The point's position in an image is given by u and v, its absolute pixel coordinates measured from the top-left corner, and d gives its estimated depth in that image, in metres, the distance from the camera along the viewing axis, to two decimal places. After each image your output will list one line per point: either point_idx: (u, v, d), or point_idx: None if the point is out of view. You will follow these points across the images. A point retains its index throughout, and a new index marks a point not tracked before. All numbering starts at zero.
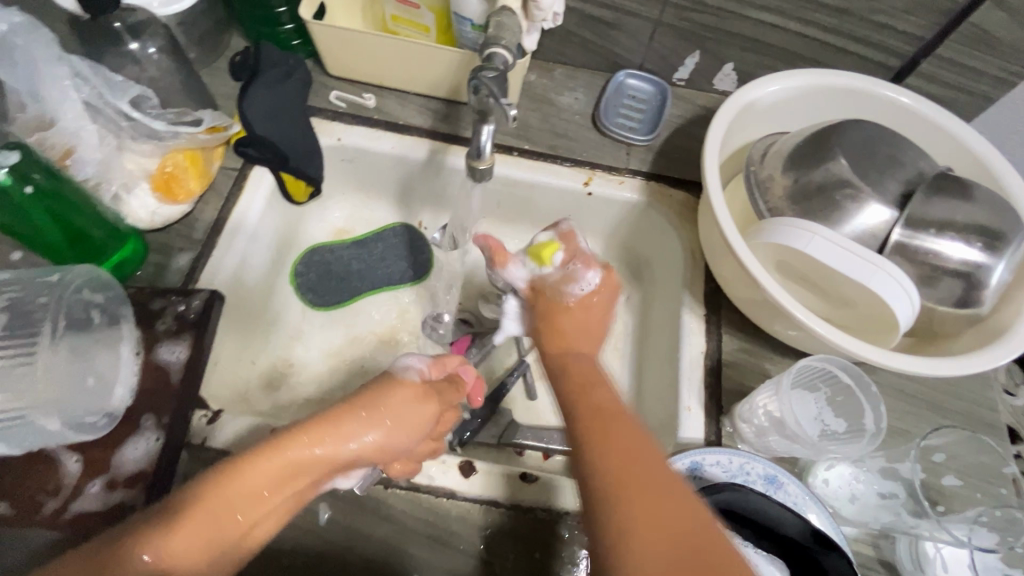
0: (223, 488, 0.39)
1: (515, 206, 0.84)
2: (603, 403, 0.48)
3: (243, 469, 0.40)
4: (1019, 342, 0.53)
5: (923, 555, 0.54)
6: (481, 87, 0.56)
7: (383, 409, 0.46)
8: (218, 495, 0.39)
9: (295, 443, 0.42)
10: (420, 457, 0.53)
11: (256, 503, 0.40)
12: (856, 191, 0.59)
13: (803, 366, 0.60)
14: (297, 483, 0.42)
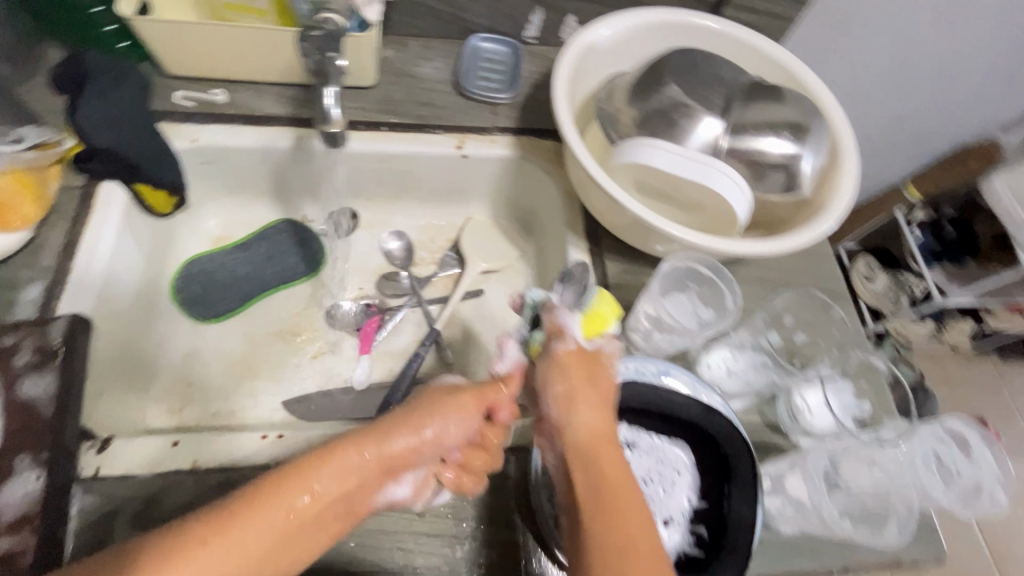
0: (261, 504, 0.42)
1: (395, 182, 0.83)
2: (613, 470, 0.46)
3: (277, 489, 0.43)
4: (836, 213, 0.61)
5: (796, 409, 0.58)
6: (310, 48, 0.54)
7: (423, 421, 0.50)
8: (253, 514, 0.41)
9: (350, 464, 0.46)
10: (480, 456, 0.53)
11: (294, 520, 0.42)
12: (689, 109, 0.64)
13: (669, 269, 0.62)
14: (331, 495, 0.44)
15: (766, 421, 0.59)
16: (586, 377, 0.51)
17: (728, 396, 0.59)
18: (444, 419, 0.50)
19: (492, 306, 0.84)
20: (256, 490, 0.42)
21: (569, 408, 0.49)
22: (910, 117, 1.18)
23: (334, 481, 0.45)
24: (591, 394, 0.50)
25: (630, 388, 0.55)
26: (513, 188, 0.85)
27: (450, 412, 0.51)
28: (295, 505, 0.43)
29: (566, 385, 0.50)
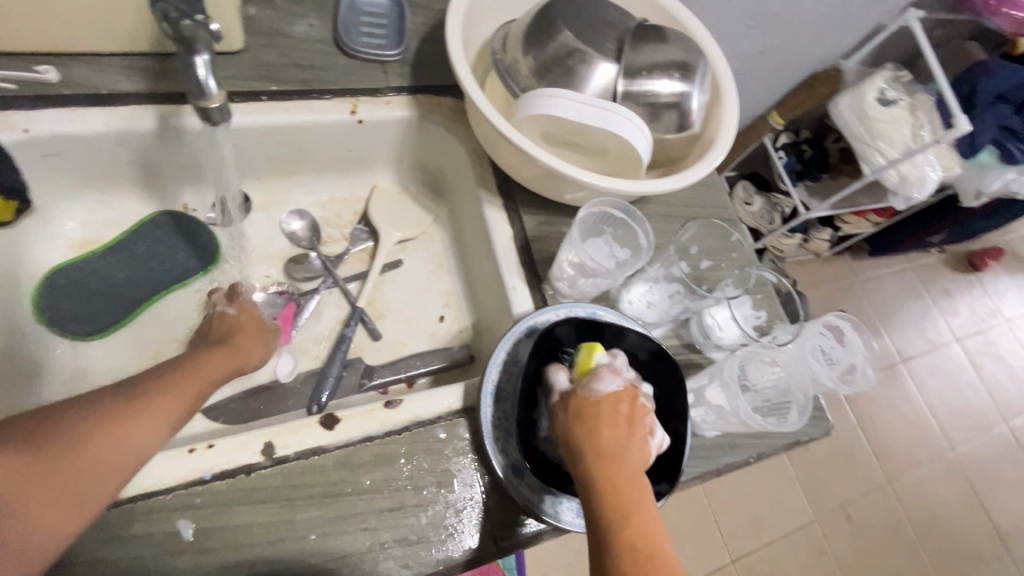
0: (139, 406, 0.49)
1: (286, 157, 0.76)
2: (618, 474, 0.46)
3: (142, 395, 0.50)
4: (724, 146, 0.67)
5: (707, 327, 0.65)
6: (168, 9, 0.45)
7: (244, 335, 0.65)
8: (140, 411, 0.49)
9: (196, 375, 0.56)
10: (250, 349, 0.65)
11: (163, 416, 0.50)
12: (584, 55, 0.65)
13: (584, 216, 0.64)
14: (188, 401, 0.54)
15: (683, 341, 0.66)
16: (573, 413, 0.50)
17: (649, 326, 0.65)
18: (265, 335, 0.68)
19: (412, 275, 0.83)
20: (129, 394, 0.50)
21: (578, 455, 0.48)
22: (771, 50, 1.29)
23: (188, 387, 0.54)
24: (601, 411, 0.50)
25: (564, 328, 0.57)
26: (416, 151, 0.82)
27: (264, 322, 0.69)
28: (166, 409, 0.50)
29: (573, 408, 0.51)
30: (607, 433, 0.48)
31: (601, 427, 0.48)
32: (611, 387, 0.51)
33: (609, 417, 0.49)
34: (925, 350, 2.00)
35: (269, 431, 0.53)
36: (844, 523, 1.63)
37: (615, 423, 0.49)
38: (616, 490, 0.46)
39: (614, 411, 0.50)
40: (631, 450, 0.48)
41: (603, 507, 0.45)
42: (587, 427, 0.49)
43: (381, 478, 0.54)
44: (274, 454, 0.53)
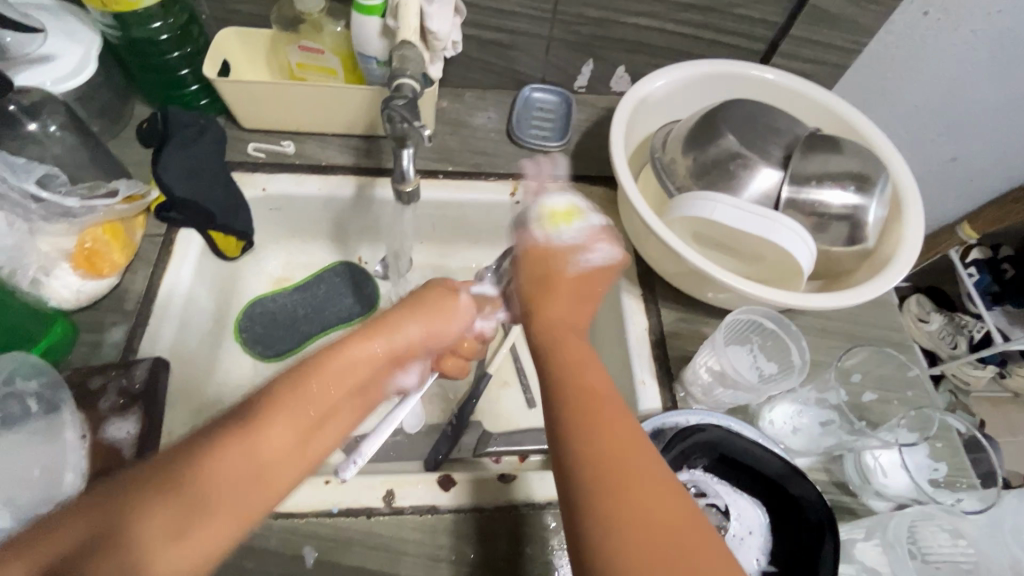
0: (224, 448, 0.38)
1: (448, 226, 0.85)
2: (617, 435, 0.40)
3: (340, 351, 0.47)
4: (904, 266, 0.60)
5: (866, 467, 0.57)
6: (393, 115, 0.54)
7: (398, 320, 0.52)
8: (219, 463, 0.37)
9: (374, 359, 0.49)
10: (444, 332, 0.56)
11: (250, 462, 0.38)
12: (746, 160, 0.65)
13: (730, 322, 0.61)
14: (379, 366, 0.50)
15: (834, 479, 0.58)
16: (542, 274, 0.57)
17: (794, 454, 0.58)
18: (428, 324, 0.54)
19: None
20: (302, 375, 0.44)
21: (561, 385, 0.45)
22: (965, 158, 1.15)
23: (300, 411, 0.42)
24: (574, 286, 0.56)
25: (719, 434, 0.55)
26: None
27: (451, 310, 0.57)
28: (332, 376, 0.45)
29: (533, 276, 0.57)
30: (579, 361, 0.47)
31: (581, 356, 0.47)
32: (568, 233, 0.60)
33: (577, 289, 0.56)
34: None
35: (393, 479, 0.57)
36: None
37: (572, 291, 0.55)
38: (585, 415, 0.42)
39: (587, 284, 0.56)
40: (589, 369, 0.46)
41: (592, 461, 0.39)
42: (569, 321, 0.52)
43: (482, 554, 0.55)
44: (393, 503, 0.56)
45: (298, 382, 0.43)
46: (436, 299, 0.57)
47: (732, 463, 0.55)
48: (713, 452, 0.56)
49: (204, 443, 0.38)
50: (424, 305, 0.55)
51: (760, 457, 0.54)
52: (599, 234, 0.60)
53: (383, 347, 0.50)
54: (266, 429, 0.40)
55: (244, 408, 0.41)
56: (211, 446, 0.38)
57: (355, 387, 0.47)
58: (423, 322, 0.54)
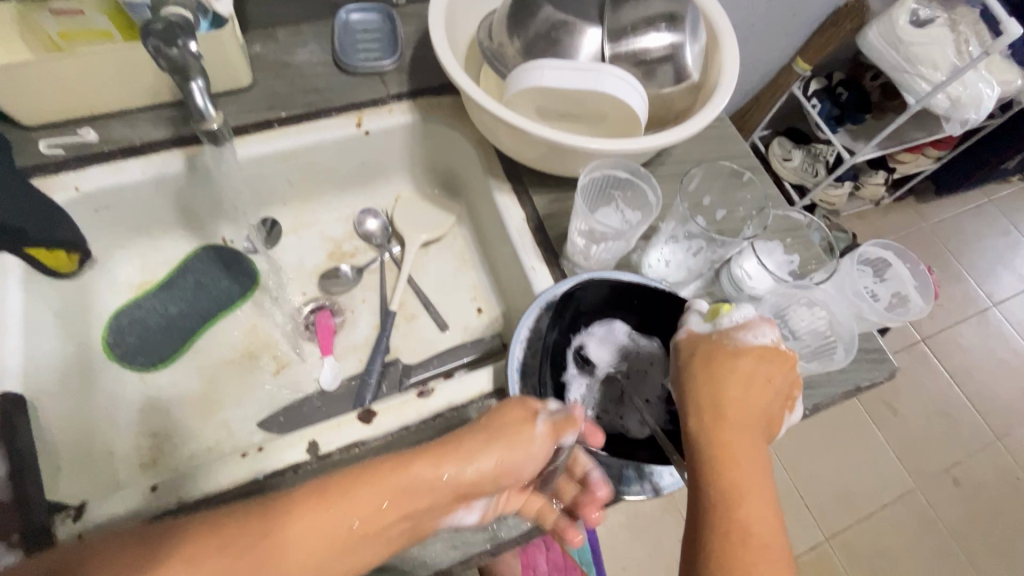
0: (275, 537, 0.39)
1: (305, 176, 0.80)
2: (759, 532, 0.44)
3: (379, 490, 0.43)
4: (727, 89, 0.64)
5: (737, 278, 0.62)
6: (158, 45, 0.51)
7: (468, 442, 0.48)
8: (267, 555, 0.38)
9: (404, 504, 0.44)
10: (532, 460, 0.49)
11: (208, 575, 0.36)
12: (567, 25, 0.65)
13: (586, 183, 0.63)
14: (402, 530, 0.45)
15: (715, 297, 0.64)
16: (706, 360, 0.49)
17: (675, 285, 0.63)
18: (503, 457, 0.48)
19: (438, 274, 0.85)
20: (321, 500, 0.42)
21: (707, 463, 0.46)
22: None
23: (276, 552, 0.39)
24: (719, 366, 0.49)
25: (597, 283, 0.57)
26: (426, 153, 0.84)
27: (531, 445, 0.49)
28: (340, 517, 0.42)
29: (699, 384, 0.49)
30: (736, 439, 0.47)
31: (745, 452, 0.47)
32: (738, 317, 0.51)
33: (748, 420, 0.48)
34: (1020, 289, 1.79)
35: (313, 430, 0.57)
36: (952, 488, 1.51)
37: (755, 384, 0.49)
38: (750, 484, 0.46)
39: (744, 368, 0.49)
40: (750, 448, 0.47)
41: (733, 533, 0.44)
42: (729, 403, 0.48)
43: None
44: (319, 451, 0.56)
45: (313, 514, 0.41)
46: (529, 433, 0.49)
47: (621, 306, 0.60)
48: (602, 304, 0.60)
49: (257, 528, 0.39)
50: (509, 433, 0.49)
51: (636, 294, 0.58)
52: (761, 318, 0.51)
53: (429, 487, 0.45)
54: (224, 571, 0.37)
55: (240, 522, 0.39)
56: (263, 535, 0.39)
57: (354, 536, 0.42)
58: (499, 453, 0.48)
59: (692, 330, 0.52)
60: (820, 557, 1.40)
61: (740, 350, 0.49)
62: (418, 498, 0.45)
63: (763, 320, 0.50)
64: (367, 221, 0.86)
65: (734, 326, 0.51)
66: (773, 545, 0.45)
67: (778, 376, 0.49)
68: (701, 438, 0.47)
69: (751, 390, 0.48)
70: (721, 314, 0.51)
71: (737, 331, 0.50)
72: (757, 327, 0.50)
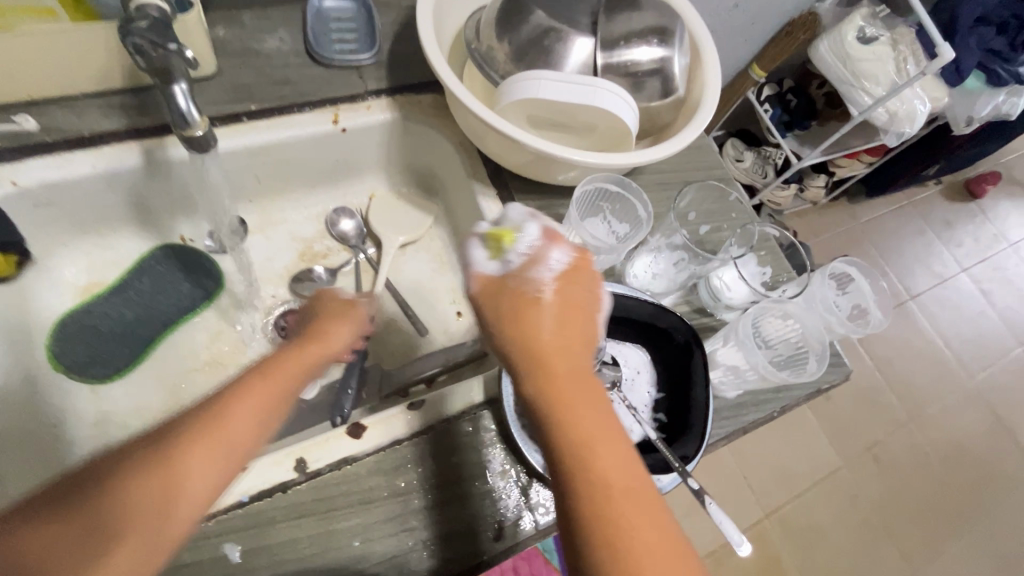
0: (180, 452, 0.39)
1: (275, 173, 0.76)
2: (616, 484, 0.40)
3: (258, 381, 0.46)
4: (711, 106, 0.66)
5: (716, 289, 0.66)
6: (138, 41, 0.46)
7: (327, 332, 0.55)
8: (205, 450, 0.40)
9: (290, 378, 0.48)
10: (341, 335, 0.55)
11: (148, 501, 0.37)
12: (558, 32, 0.64)
13: (579, 195, 0.64)
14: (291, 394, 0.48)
15: (694, 307, 0.67)
16: (509, 310, 0.46)
17: (659, 295, 0.65)
18: (355, 326, 0.58)
19: (415, 276, 0.83)
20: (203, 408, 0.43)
21: (551, 441, 0.42)
22: None
23: (198, 456, 0.40)
24: (523, 323, 0.45)
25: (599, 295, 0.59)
26: (403, 151, 0.82)
27: (361, 314, 0.59)
28: (237, 422, 0.43)
29: (498, 316, 0.46)
30: (582, 408, 0.42)
31: (575, 401, 0.42)
32: (527, 244, 0.49)
33: (577, 339, 0.45)
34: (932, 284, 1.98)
35: (299, 447, 0.55)
36: (870, 467, 1.66)
37: (559, 316, 0.46)
38: (588, 428, 0.41)
39: (533, 313, 0.46)
40: (587, 381, 0.44)
41: (606, 510, 0.39)
42: (547, 351, 0.44)
43: (414, 479, 0.56)
44: (307, 469, 0.54)
45: (208, 421, 0.42)
46: (347, 314, 0.58)
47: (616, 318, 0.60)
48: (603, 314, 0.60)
49: (165, 450, 0.39)
50: (331, 322, 0.56)
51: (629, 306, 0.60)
52: (547, 235, 0.50)
53: (314, 359, 0.52)
54: (162, 486, 0.38)
55: (144, 448, 0.39)
56: (180, 443, 0.40)
57: (256, 423, 0.44)
58: (345, 326, 0.57)
59: (486, 274, 0.49)
60: (758, 533, 1.52)
61: (540, 288, 0.47)
62: (299, 374, 0.50)
63: (562, 243, 0.50)
64: (341, 221, 0.83)
65: (528, 252, 0.49)
66: (622, 458, 0.41)
67: (584, 289, 0.48)
68: (533, 412, 0.43)
69: (558, 332, 0.45)
70: (505, 242, 0.49)
71: (527, 267, 0.48)
72: (545, 258, 0.48)
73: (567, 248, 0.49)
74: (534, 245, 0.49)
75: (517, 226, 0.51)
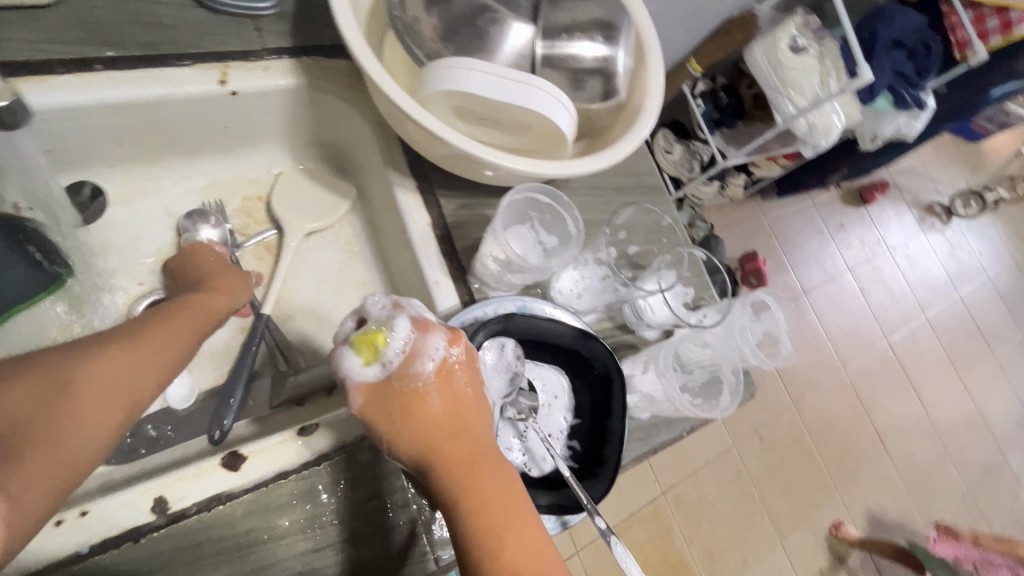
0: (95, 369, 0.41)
1: (143, 136, 0.62)
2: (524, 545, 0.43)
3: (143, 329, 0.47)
4: (653, 116, 0.62)
5: (640, 310, 0.64)
6: None
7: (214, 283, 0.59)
8: (109, 377, 0.42)
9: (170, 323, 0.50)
10: (227, 275, 0.62)
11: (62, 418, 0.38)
12: (494, 13, 0.58)
13: (507, 203, 0.58)
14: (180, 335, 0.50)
15: (616, 323, 0.65)
16: (394, 415, 0.45)
17: (582, 314, 0.62)
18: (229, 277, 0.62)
19: (320, 267, 0.74)
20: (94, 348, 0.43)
21: (457, 522, 0.43)
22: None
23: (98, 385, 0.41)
24: (413, 423, 0.45)
25: (522, 320, 0.54)
26: (312, 124, 0.71)
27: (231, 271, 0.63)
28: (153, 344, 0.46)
29: (385, 420, 0.46)
30: (482, 484, 0.45)
31: (475, 477, 0.45)
32: (402, 343, 0.46)
33: (462, 421, 0.47)
34: (827, 281, 2.12)
35: (160, 484, 0.47)
36: (756, 445, 1.76)
37: (444, 403, 0.47)
38: (492, 502, 0.44)
39: (419, 407, 0.46)
40: (487, 458, 0.46)
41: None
42: (439, 443, 0.45)
43: (302, 516, 0.50)
44: (168, 510, 0.46)
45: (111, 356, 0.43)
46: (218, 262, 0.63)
47: (537, 344, 0.57)
48: (526, 338, 0.56)
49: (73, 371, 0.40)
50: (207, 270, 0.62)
51: (551, 331, 0.56)
52: (423, 321, 0.48)
53: (193, 316, 0.53)
54: (83, 395, 0.40)
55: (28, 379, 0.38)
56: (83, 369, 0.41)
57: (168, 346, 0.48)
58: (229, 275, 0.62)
59: (367, 382, 0.47)
60: (655, 511, 1.55)
61: (421, 382, 0.46)
62: (197, 315, 0.54)
63: (433, 325, 0.48)
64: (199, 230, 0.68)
65: (407, 347, 0.47)
66: (525, 519, 0.44)
67: (472, 373, 0.49)
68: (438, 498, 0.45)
69: (445, 418, 0.46)
70: (377, 345, 0.46)
71: (407, 364, 0.46)
72: (424, 348, 0.47)
73: (445, 329, 0.48)
74: (410, 338, 0.47)
75: (387, 322, 0.47)
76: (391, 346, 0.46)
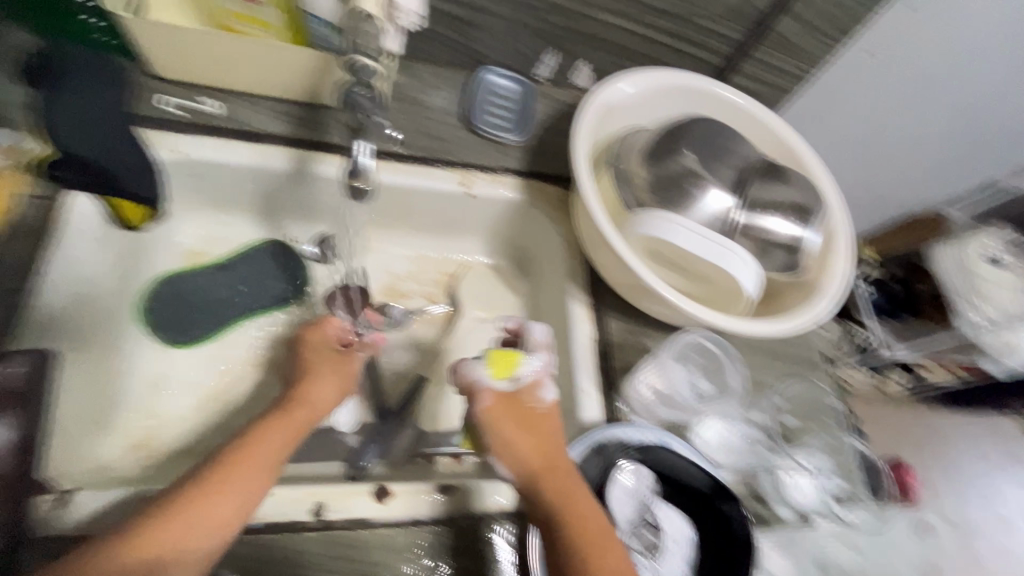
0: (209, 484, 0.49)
1: (392, 210, 0.80)
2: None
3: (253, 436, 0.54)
4: (833, 296, 0.64)
5: (782, 484, 0.61)
6: None
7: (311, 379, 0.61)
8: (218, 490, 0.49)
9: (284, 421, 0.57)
10: (340, 367, 0.64)
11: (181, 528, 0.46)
12: (700, 179, 0.67)
13: (679, 342, 0.65)
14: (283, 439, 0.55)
15: (750, 490, 0.61)
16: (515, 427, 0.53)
17: (721, 467, 0.62)
18: (338, 376, 0.63)
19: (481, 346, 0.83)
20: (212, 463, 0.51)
21: (562, 543, 0.49)
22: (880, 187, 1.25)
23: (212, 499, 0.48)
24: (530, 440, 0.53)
25: (665, 453, 0.58)
26: (514, 229, 0.84)
27: (346, 364, 0.64)
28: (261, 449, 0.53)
29: (508, 429, 0.53)
30: (587, 517, 0.51)
31: (581, 508, 0.51)
32: (533, 370, 0.56)
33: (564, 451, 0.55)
34: (999, 528, 1.74)
35: (324, 492, 0.54)
36: None
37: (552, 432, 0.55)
38: (594, 534, 0.50)
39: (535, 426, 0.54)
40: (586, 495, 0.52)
41: None
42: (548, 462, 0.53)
43: (419, 567, 0.54)
44: (322, 517, 0.53)
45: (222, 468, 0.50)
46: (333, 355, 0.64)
47: (672, 484, 0.58)
48: (663, 473, 0.58)
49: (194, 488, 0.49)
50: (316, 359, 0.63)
51: (688, 473, 0.58)
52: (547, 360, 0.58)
53: (295, 418, 0.57)
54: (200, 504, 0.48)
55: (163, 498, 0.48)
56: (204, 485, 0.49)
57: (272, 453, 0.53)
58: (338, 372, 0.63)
59: (495, 391, 0.54)
60: None
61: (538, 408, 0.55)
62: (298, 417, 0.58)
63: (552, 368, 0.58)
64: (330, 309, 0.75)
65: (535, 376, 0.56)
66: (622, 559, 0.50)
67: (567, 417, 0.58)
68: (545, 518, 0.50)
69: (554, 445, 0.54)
70: (513, 365, 0.55)
71: (533, 389, 0.55)
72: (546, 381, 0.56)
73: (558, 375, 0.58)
74: (538, 370, 0.56)
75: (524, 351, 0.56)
76: (522, 371, 0.55)
